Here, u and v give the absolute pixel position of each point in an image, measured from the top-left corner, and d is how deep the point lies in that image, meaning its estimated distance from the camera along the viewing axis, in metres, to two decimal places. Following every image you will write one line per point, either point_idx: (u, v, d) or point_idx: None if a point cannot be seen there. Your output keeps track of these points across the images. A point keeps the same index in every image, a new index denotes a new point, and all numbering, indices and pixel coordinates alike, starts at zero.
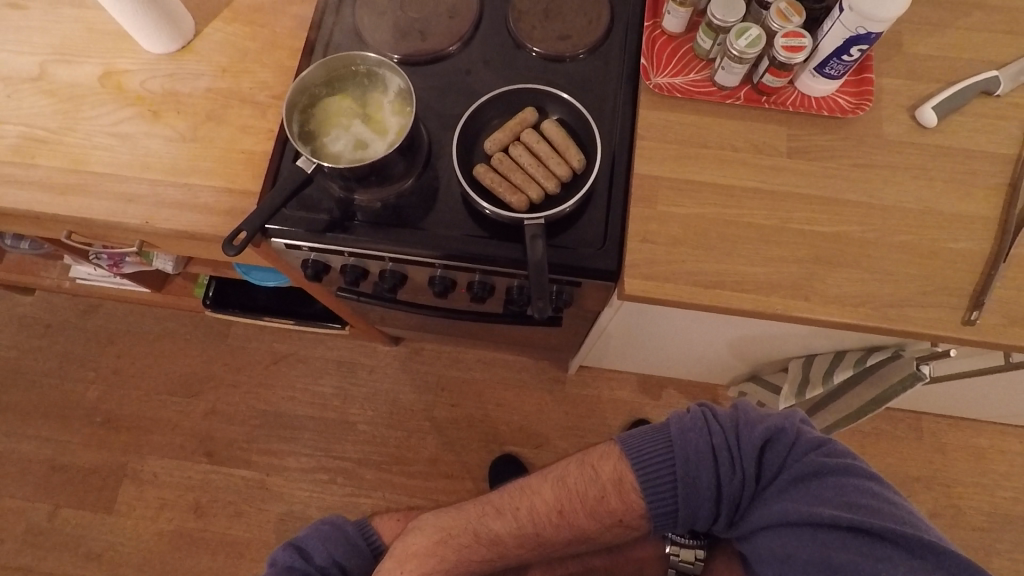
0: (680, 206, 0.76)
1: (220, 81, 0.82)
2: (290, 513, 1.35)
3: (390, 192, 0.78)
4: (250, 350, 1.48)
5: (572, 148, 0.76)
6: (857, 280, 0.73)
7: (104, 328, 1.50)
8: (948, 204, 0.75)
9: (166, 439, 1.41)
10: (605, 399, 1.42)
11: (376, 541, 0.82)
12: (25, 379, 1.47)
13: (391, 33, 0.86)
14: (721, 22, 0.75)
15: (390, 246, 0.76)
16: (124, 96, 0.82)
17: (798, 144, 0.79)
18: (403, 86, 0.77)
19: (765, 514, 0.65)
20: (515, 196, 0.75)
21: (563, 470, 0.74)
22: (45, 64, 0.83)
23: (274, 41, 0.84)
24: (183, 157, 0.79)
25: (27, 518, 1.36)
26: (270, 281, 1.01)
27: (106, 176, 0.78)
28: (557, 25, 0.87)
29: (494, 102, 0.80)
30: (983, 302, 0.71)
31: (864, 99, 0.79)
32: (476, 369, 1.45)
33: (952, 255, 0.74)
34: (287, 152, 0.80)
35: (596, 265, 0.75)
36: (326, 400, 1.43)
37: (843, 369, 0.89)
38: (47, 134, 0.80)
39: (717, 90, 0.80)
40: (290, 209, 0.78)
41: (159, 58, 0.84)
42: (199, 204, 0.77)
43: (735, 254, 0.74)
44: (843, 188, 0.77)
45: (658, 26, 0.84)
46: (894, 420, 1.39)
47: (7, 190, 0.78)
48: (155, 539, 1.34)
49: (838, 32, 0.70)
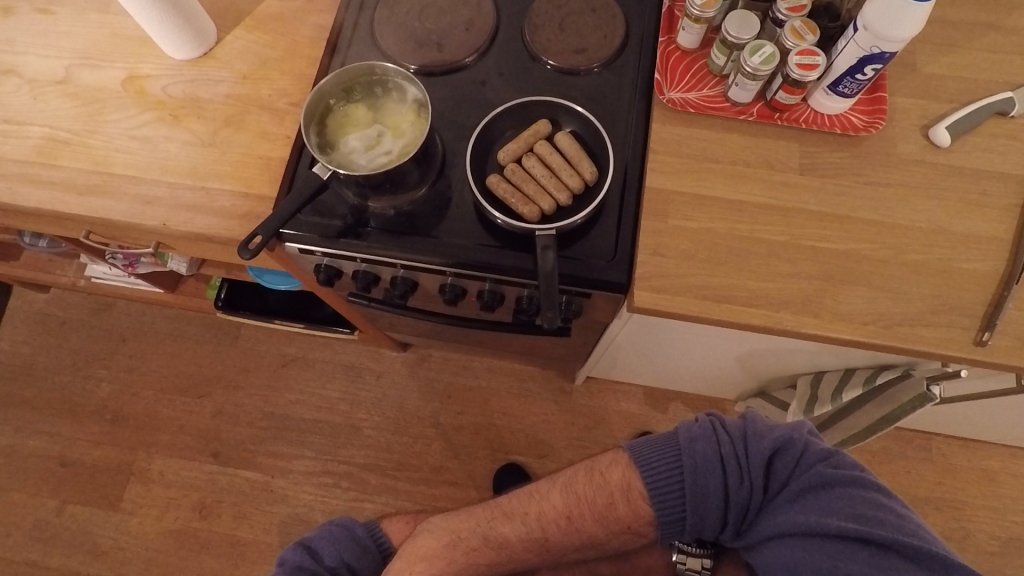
0: (691, 220, 0.76)
1: (239, 87, 0.84)
2: (295, 515, 1.36)
3: (403, 200, 0.79)
4: (259, 352, 1.49)
5: (584, 161, 0.77)
6: (866, 298, 0.73)
7: (116, 328, 1.52)
8: (962, 224, 0.75)
9: (174, 438, 1.42)
10: (612, 411, 1.42)
11: (385, 543, 0.83)
12: (37, 375, 1.48)
13: (408, 44, 0.87)
14: (735, 39, 0.76)
15: (402, 252, 0.77)
16: (146, 100, 0.84)
17: (809, 161, 0.79)
18: (419, 97, 0.78)
19: (772, 524, 0.65)
20: (526, 207, 0.75)
21: (571, 475, 0.74)
22: (70, 68, 0.85)
23: (293, 49, 0.86)
24: (201, 161, 0.80)
25: (35, 513, 1.38)
26: (282, 284, 1.02)
27: (126, 177, 0.80)
28: (572, 39, 0.88)
29: (508, 113, 0.81)
30: (994, 323, 0.71)
31: (877, 118, 0.79)
32: (483, 377, 1.45)
33: (965, 275, 0.73)
34: (303, 159, 0.81)
35: (606, 276, 0.76)
36: (334, 404, 1.44)
37: (852, 388, 0.89)
38: (69, 135, 0.82)
39: (730, 106, 0.81)
40: (304, 215, 0.79)
41: (181, 63, 0.85)
42: (216, 207, 0.78)
43: (745, 269, 0.75)
44: (855, 206, 0.77)
45: (672, 42, 0.85)
46: (903, 439, 1.38)
47: (28, 189, 0.79)
48: (160, 538, 1.35)
49: (851, 51, 0.71)
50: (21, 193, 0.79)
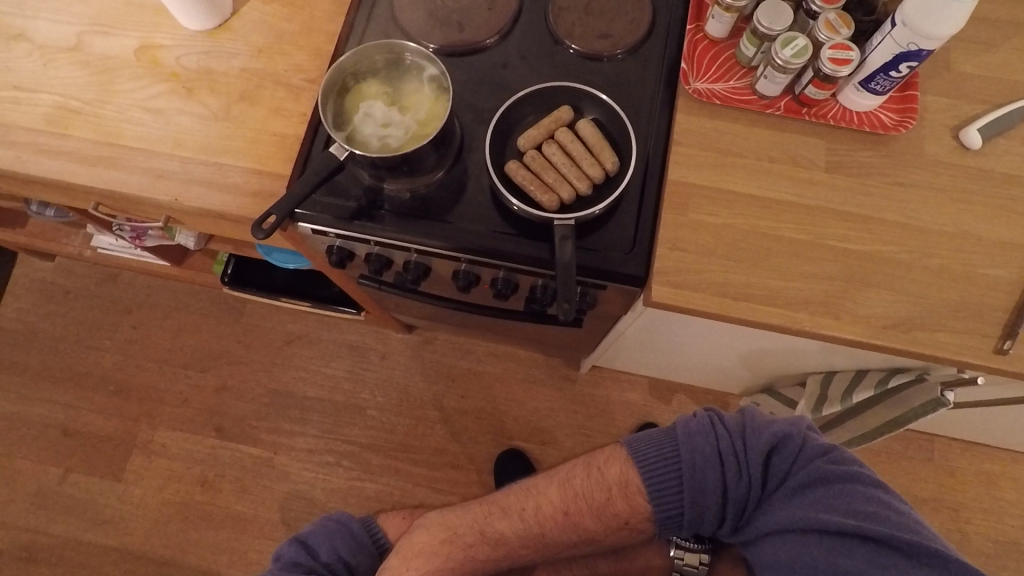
0: (713, 215, 0.75)
1: (255, 61, 0.82)
2: (296, 492, 1.36)
3: (419, 183, 0.78)
4: (265, 329, 1.48)
5: (606, 149, 0.75)
6: (886, 301, 0.72)
7: (121, 298, 1.51)
8: (988, 230, 0.74)
9: (177, 411, 1.42)
10: (616, 400, 1.41)
11: (381, 538, 0.84)
12: (42, 344, 1.48)
13: (429, 23, 0.85)
14: (766, 30, 0.73)
15: (415, 236, 0.76)
16: (159, 71, 0.82)
17: (836, 158, 0.77)
18: (438, 75, 0.77)
19: (770, 520, 0.64)
20: (545, 195, 0.74)
21: (569, 471, 0.74)
22: (81, 34, 0.83)
23: (311, 24, 0.84)
24: (214, 135, 0.79)
25: (37, 481, 1.38)
26: (291, 262, 1.01)
27: (138, 150, 0.78)
28: (597, 23, 0.85)
29: (529, 98, 0.79)
30: (1017, 332, 0.69)
31: (908, 116, 0.77)
32: (488, 361, 1.45)
33: (988, 281, 0.72)
34: (318, 138, 0.80)
35: (622, 269, 0.75)
36: (337, 383, 1.44)
37: (864, 389, 0.88)
38: (80, 105, 0.80)
39: (758, 99, 0.79)
40: (319, 195, 0.77)
41: (195, 34, 0.83)
42: (228, 184, 0.77)
43: (766, 267, 0.73)
44: (881, 207, 0.75)
45: (701, 30, 0.83)
46: (906, 440, 1.37)
47: (37, 158, 0.78)
48: (162, 510, 1.36)
49: (888, 47, 0.69)
50: (30, 161, 0.78)
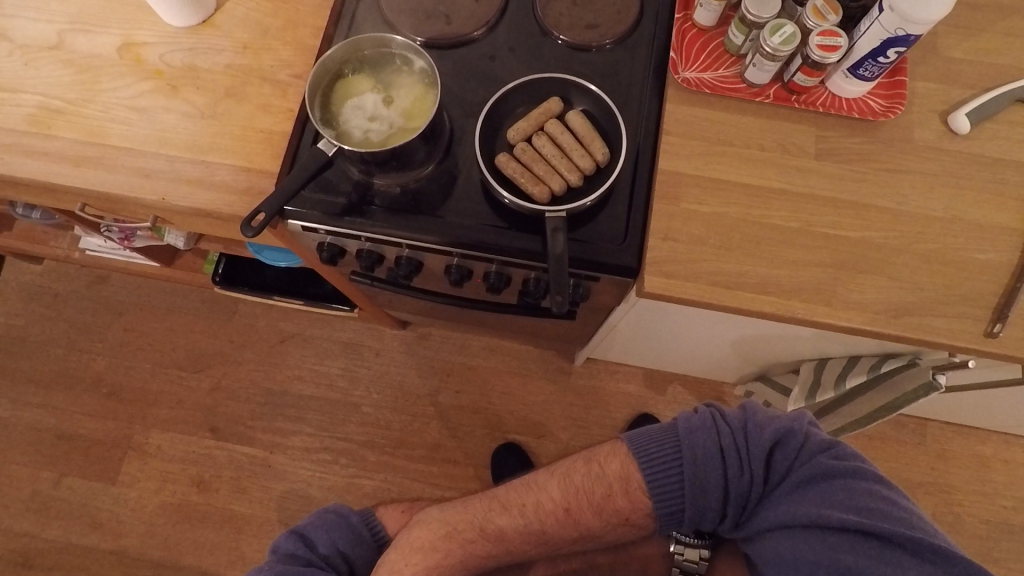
0: (704, 204, 0.75)
1: (240, 57, 0.81)
2: (293, 490, 1.36)
3: (409, 177, 0.77)
4: (257, 327, 1.47)
5: (597, 141, 0.75)
6: (878, 286, 0.72)
7: (111, 300, 1.50)
8: (977, 214, 0.74)
9: (171, 412, 1.41)
10: (611, 392, 1.41)
11: (381, 532, 0.84)
12: (32, 347, 1.47)
13: (416, 16, 0.84)
14: (754, 18, 0.73)
15: (407, 232, 0.75)
16: (143, 69, 0.81)
17: (826, 145, 0.77)
18: (426, 68, 0.76)
19: (772, 516, 0.64)
20: (537, 187, 0.74)
21: (569, 467, 0.74)
22: (63, 33, 0.82)
23: (296, 19, 0.83)
24: (201, 133, 0.78)
25: (31, 486, 1.37)
26: (282, 261, 1.01)
27: (123, 150, 0.77)
28: (585, 14, 0.85)
29: (519, 90, 0.78)
30: (1007, 315, 0.70)
31: (896, 102, 0.77)
32: (482, 356, 1.45)
33: (978, 265, 0.72)
34: (306, 133, 0.79)
35: (615, 260, 0.74)
36: (332, 380, 1.43)
37: (856, 375, 0.89)
38: (63, 104, 0.79)
39: (746, 88, 0.79)
40: (308, 192, 0.77)
41: (179, 31, 0.82)
42: (216, 182, 0.76)
43: (758, 255, 0.73)
44: (871, 193, 0.75)
45: (689, 19, 0.82)
46: (899, 425, 1.39)
47: (21, 159, 0.77)
48: (159, 511, 1.35)
49: (876, 32, 0.69)
50: (13, 163, 0.77)
